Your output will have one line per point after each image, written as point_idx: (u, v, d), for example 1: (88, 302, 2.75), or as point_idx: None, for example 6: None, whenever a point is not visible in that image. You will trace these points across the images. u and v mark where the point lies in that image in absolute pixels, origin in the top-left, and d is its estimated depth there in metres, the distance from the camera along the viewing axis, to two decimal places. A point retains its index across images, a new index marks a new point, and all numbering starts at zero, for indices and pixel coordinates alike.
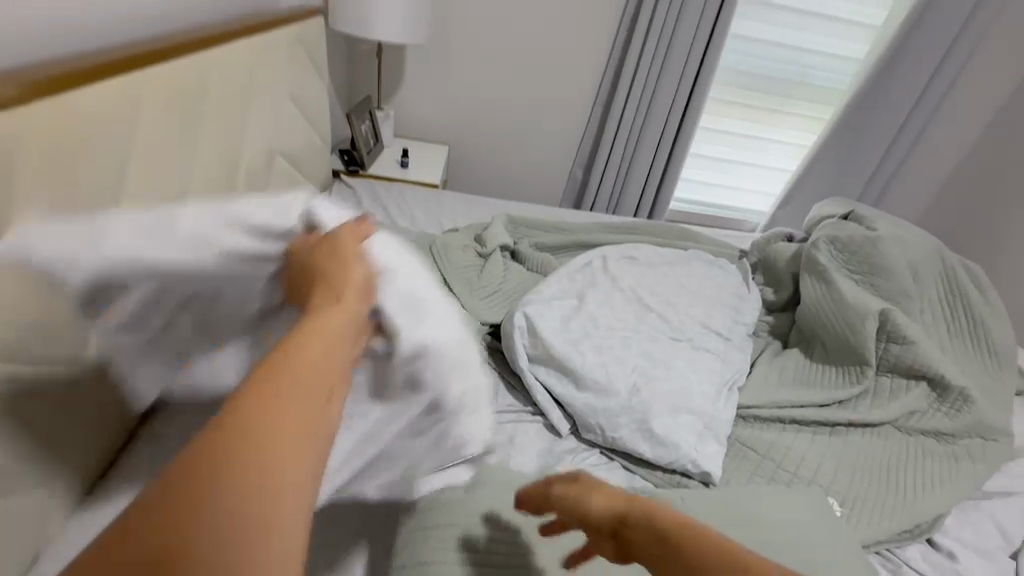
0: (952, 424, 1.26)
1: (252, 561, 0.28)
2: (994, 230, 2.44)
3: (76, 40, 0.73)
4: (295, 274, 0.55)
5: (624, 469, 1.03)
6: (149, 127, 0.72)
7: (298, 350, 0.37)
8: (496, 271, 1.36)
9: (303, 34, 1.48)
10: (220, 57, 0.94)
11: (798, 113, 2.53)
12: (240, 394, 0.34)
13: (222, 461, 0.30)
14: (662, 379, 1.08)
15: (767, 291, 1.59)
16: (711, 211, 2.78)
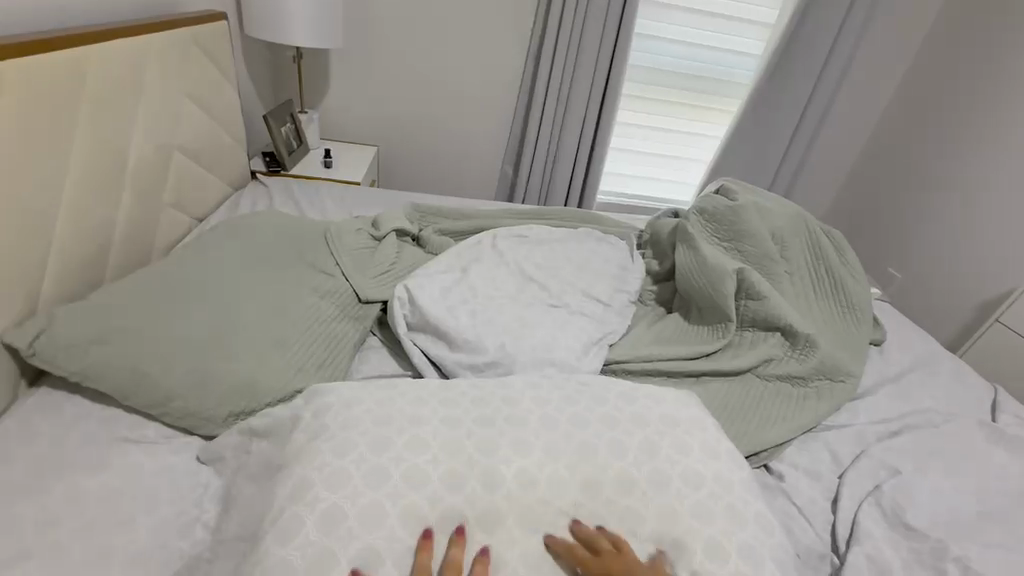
0: (802, 367, 1.37)
1: None
2: (914, 198, 2.67)
3: (21, 25, 1.11)
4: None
5: (488, 374, 1.17)
6: (50, 104, 1.02)
7: None
8: (389, 252, 1.49)
9: (208, 38, 1.63)
10: (109, 54, 1.18)
11: (714, 107, 2.70)
12: None
13: None
14: (528, 336, 1.24)
15: (653, 262, 1.73)
16: (652, 203, 2.95)
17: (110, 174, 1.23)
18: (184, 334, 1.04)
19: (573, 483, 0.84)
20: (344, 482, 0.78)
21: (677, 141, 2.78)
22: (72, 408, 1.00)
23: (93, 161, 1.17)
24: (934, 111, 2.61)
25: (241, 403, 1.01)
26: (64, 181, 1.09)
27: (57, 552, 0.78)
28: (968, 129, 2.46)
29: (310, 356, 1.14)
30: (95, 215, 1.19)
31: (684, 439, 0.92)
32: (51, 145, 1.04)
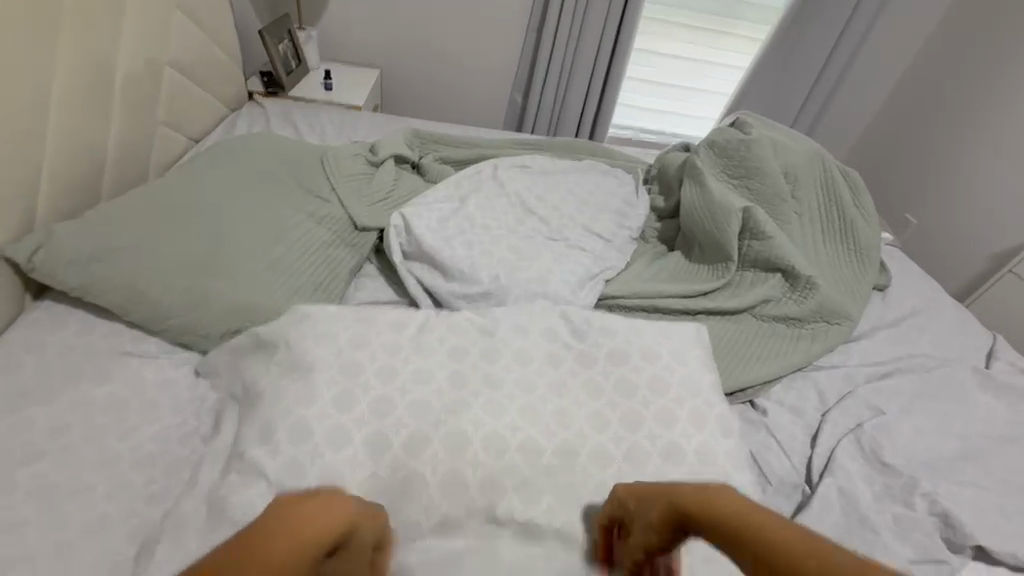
0: (799, 309, 1.36)
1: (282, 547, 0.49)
2: (943, 140, 2.51)
3: None
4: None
5: (481, 304, 1.17)
6: (27, 9, 0.96)
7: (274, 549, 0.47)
8: (386, 180, 1.46)
9: None
10: None
11: (741, 33, 2.50)
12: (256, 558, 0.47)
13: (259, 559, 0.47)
14: (523, 269, 1.23)
15: (658, 198, 1.67)
16: (666, 138, 2.83)
17: (98, 89, 1.18)
18: (178, 254, 1.05)
19: (552, 410, 0.87)
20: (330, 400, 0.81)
21: (697, 71, 2.62)
22: (76, 321, 1.03)
23: (79, 74, 1.12)
24: (965, 88, 2.44)
25: (237, 322, 1.03)
26: (49, 94, 1.05)
27: (70, 452, 0.84)
28: (1014, 86, 2.26)
29: (305, 280, 1.14)
30: (84, 131, 1.16)
31: (668, 374, 0.94)
32: (33, 55, 0.99)
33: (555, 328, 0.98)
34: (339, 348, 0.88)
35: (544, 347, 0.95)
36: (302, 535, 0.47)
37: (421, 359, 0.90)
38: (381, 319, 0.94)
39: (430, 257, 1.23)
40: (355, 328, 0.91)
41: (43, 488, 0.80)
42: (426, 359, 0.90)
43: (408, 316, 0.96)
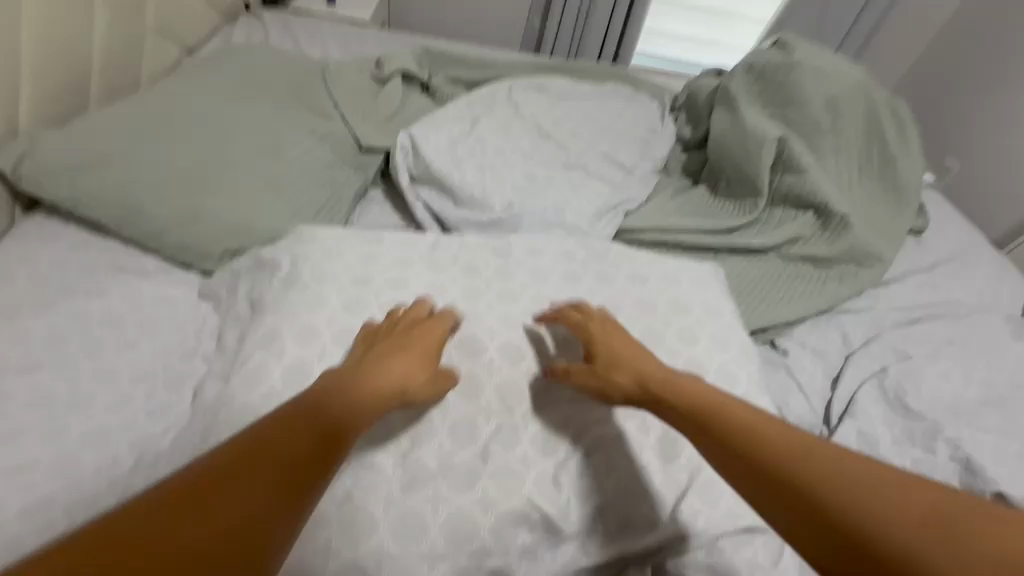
0: (829, 250, 1.28)
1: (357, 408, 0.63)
2: (1000, 75, 2.30)
3: None
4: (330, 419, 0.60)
5: (491, 231, 1.10)
6: None
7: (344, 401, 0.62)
8: (392, 98, 1.35)
9: None
10: None
11: None
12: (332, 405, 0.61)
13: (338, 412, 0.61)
14: (538, 196, 1.15)
15: (685, 127, 1.55)
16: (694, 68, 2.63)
17: None
18: (172, 168, 0.99)
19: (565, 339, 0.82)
20: (331, 321, 0.77)
21: None
22: (69, 234, 0.98)
23: None
24: None
25: (237, 243, 0.98)
26: None
27: (69, 363, 0.82)
28: None
29: (305, 202, 1.08)
30: (68, 28, 1.05)
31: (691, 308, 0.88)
32: None
33: (572, 254, 0.92)
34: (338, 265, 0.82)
35: (560, 272, 0.89)
36: (375, 389, 0.65)
37: (429, 283, 0.84)
38: (386, 239, 0.88)
39: (438, 179, 1.15)
40: (359, 247, 0.85)
41: (42, 397, 0.78)
42: (434, 284, 0.85)
43: (416, 237, 0.90)
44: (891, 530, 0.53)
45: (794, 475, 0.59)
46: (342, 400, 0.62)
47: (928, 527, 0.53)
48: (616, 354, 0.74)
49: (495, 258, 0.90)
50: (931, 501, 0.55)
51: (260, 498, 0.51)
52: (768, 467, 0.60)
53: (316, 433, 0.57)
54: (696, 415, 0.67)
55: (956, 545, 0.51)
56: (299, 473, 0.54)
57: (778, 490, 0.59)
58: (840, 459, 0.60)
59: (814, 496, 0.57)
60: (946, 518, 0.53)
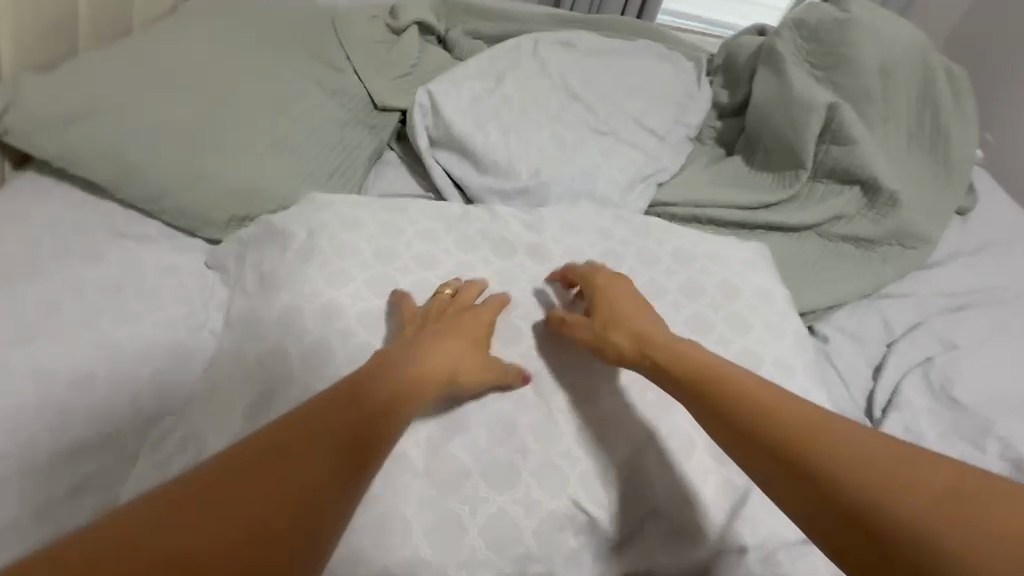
0: (873, 229, 1.20)
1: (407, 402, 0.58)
2: None
3: None
4: (366, 395, 0.55)
5: (517, 201, 1.02)
6: None
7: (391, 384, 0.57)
8: (408, 50, 1.24)
9: None
10: None
11: None
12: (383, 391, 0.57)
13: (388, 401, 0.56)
14: (567, 163, 1.06)
15: (722, 91, 1.43)
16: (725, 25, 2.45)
17: None
18: (171, 123, 0.90)
19: None
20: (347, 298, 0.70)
21: None
22: (62, 193, 0.91)
23: None
24: None
25: (245, 209, 0.91)
26: None
27: (66, 335, 0.76)
28: None
29: (317, 164, 0.99)
30: None
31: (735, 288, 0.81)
32: None
33: (608, 228, 0.84)
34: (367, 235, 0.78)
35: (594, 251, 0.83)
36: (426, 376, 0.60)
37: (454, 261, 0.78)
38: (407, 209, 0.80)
39: (460, 143, 1.06)
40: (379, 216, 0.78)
41: (41, 370, 0.73)
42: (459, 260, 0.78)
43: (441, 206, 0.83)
44: (903, 511, 0.49)
45: (797, 447, 0.56)
46: (389, 383, 0.58)
47: (942, 507, 0.49)
48: (612, 313, 0.71)
49: (526, 233, 0.83)
50: (947, 482, 0.51)
51: (304, 477, 0.48)
52: (772, 441, 0.57)
53: (356, 412, 0.53)
54: (690, 385, 0.64)
55: (972, 527, 0.47)
56: (330, 444, 0.50)
57: (781, 464, 0.56)
58: (851, 436, 0.56)
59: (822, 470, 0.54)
60: (962, 501, 0.49)
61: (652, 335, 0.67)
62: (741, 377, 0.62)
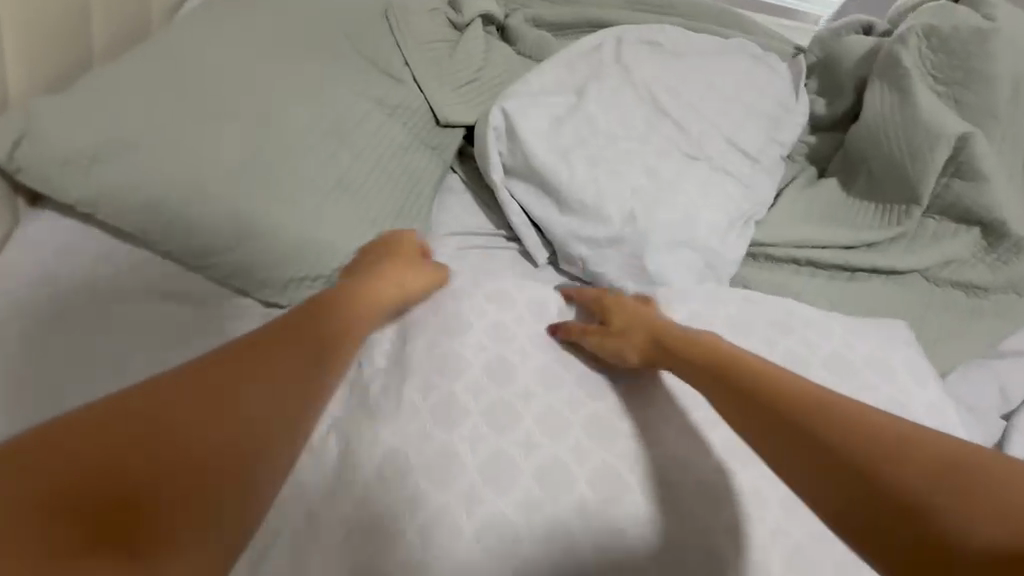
0: (991, 277, 1.07)
1: (350, 325, 0.64)
2: None
3: None
4: (318, 326, 0.62)
5: (608, 249, 0.89)
6: None
7: (339, 309, 0.64)
8: (472, 51, 1.05)
9: None
10: None
11: None
12: (325, 311, 0.63)
13: (329, 322, 0.63)
14: (666, 205, 0.92)
15: (819, 101, 1.26)
16: None
17: None
18: (212, 162, 0.76)
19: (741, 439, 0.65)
20: (464, 419, 0.64)
21: None
22: (93, 245, 0.79)
23: None
24: None
25: (300, 266, 0.77)
26: None
27: None
28: None
29: (381, 204, 0.85)
30: None
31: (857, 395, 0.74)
32: None
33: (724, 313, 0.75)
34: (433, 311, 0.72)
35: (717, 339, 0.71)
36: (374, 299, 0.67)
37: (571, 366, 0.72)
38: (515, 306, 0.75)
39: (542, 178, 0.92)
40: (490, 314, 0.72)
41: None
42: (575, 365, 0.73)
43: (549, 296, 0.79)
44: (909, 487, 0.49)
45: (811, 425, 0.55)
46: (343, 310, 0.64)
47: (946, 484, 0.48)
48: (629, 314, 0.73)
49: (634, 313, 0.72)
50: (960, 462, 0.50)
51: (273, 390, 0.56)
52: (779, 412, 0.57)
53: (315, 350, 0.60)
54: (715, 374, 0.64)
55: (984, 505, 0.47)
56: (268, 361, 0.57)
57: (793, 442, 0.55)
58: (864, 417, 0.54)
59: (837, 446, 0.53)
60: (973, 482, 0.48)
61: (663, 324, 0.70)
62: (762, 363, 0.62)
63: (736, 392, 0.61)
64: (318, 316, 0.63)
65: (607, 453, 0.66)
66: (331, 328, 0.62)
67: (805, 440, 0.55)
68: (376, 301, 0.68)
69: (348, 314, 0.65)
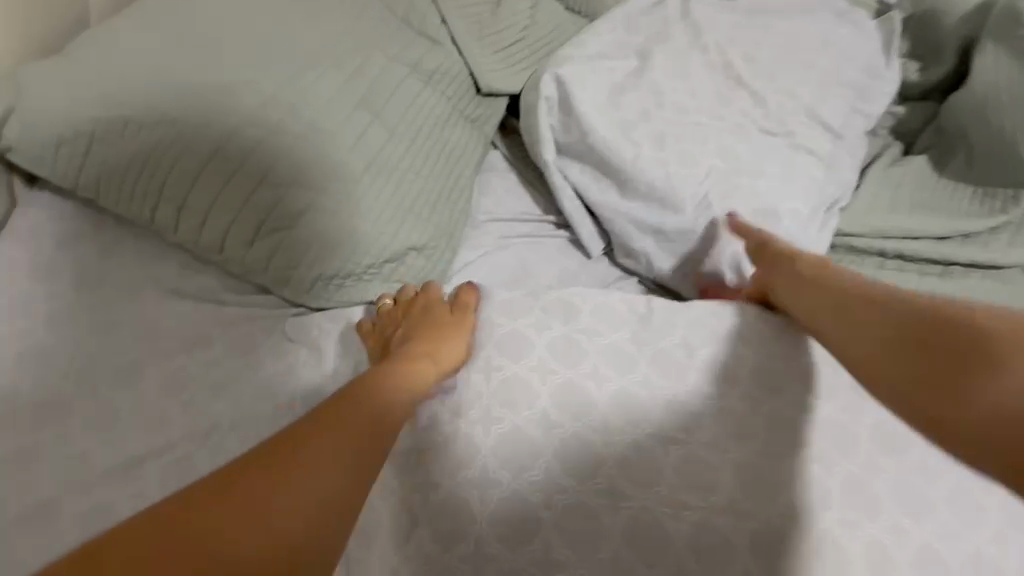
0: None
1: (389, 412, 0.50)
2: None
3: None
4: (347, 411, 0.49)
5: (673, 245, 0.79)
6: None
7: (374, 393, 0.51)
8: (517, 6, 0.91)
9: None
10: None
11: None
12: (359, 396, 0.50)
13: (367, 405, 0.49)
14: (743, 192, 0.80)
15: (911, 65, 1.10)
16: None
17: None
18: (227, 140, 0.66)
19: (867, 485, 0.53)
20: (532, 460, 0.52)
21: None
22: (94, 235, 0.70)
23: None
24: None
25: (326, 263, 0.67)
26: None
27: (124, 459, 0.58)
28: None
29: (419, 189, 0.74)
30: None
31: None
32: None
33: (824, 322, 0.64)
34: (479, 317, 0.61)
35: (820, 355, 0.59)
36: (411, 377, 0.53)
37: (663, 395, 0.56)
38: (580, 319, 0.60)
39: (602, 157, 0.80)
40: (549, 328, 0.59)
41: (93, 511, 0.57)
42: (668, 395, 0.56)
43: (622, 302, 0.62)
44: (923, 379, 0.46)
45: (848, 299, 0.55)
46: (380, 392, 0.51)
47: (953, 328, 0.46)
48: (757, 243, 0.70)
49: (721, 320, 0.61)
50: (967, 329, 0.45)
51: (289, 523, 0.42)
52: (822, 291, 0.58)
53: (346, 455, 0.46)
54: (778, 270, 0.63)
55: (997, 369, 0.42)
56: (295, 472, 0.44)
57: (833, 313, 0.55)
58: (879, 303, 0.52)
59: (867, 314, 0.52)
60: (985, 346, 0.43)
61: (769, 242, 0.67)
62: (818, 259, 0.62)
63: (796, 282, 0.60)
64: (348, 401, 0.49)
65: (712, 513, 0.50)
66: (365, 416, 0.48)
67: (840, 311, 0.55)
68: (417, 375, 0.54)
69: (386, 396, 0.51)
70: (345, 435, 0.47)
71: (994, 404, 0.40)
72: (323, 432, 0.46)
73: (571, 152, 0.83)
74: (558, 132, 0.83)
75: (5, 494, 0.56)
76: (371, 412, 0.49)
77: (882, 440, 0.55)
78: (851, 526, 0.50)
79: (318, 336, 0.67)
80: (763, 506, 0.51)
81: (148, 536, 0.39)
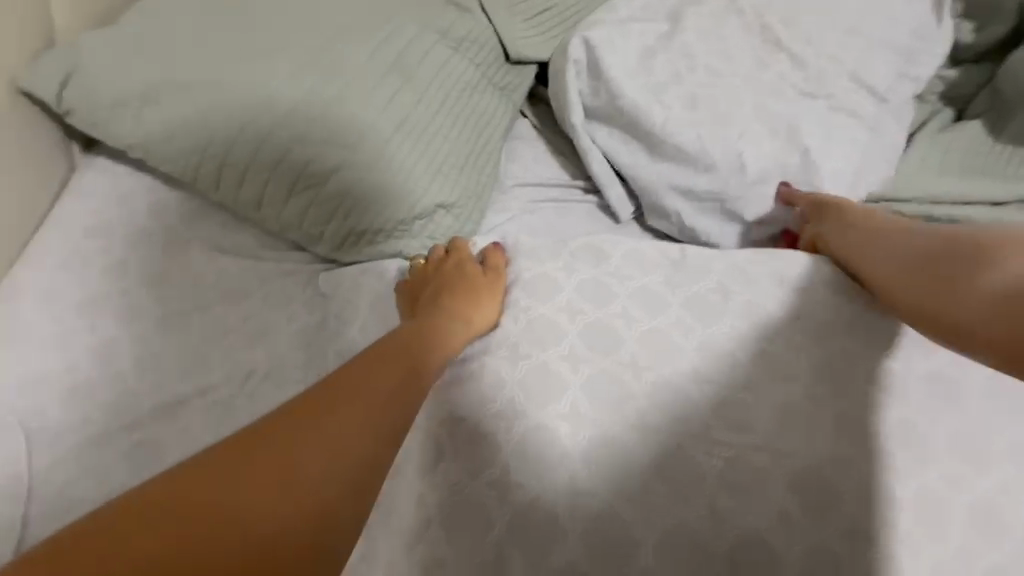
0: None
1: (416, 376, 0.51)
2: None
3: None
4: (386, 352, 0.52)
5: (703, 203, 0.77)
6: None
7: (404, 350, 0.52)
8: None
9: None
10: None
11: None
12: (389, 355, 0.52)
13: (398, 365, 0.51)
14: (778, 153, 0.78)
15: (966, 26, 1.03)
16: None
17: None
18: (265, 104, 0.69)
19: (905, 434, 0.51)
20: (558, 400, 0.51)
21: None
22: (141, 196, 0.73)
23: None
24: None
25: (357, 221, 0.69)
26: None
27: (169, 399, 0.62)
28: None
29: (449, 152, 0.75)
30: None
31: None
32: None
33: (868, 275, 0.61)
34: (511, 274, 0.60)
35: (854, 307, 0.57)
36: (441, 336, 0.54)
37: (692, 342, 0.55)
38: (611, 264, 0.59)
39: (631, 120, 0.79)
40: (578, 272, 0.58)
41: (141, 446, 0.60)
42: (696, 342, 0.55)
43: (653, 250, 0.61)
44: (920, 295, 0.53)
45: (871, 236, 0.60)
46: (413, 348, 0.53)
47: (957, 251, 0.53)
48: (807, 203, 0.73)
49: (754, 270, 0.60)
50: (966, 244, 0.53)
51: (319, 485, 0.44)
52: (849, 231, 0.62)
53: (371, 413, 0.48)
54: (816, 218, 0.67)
55: (994, 264, 0.50)
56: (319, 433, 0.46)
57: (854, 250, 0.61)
58: (899, 240, 0.58)
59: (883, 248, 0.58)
60: (980, 252, 0.51)
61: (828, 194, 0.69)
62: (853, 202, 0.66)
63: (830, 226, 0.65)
64: (382, 355, 0.52)
65: (737, 456, 0.49)
66: (395, 374, 0.50)
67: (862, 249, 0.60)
68: (446, 338, 0.54)
69: (415, 357, 0.52)
70: (374, 384, 0.49)
71: (980, 300, 0.49)
72: (354, 385, 0.49)
73: (599, 117, 0.82)
74: (586, 97, 0.83)
75: (63, 428, 0.60)
76: (400, 372, 0.51)
77: (923, 390, 0.53)
78: (883, 470, 0.49)
79: (349, 289, 0.69)
80: (795, 450, 0.50)
81: (182, 493, 0.42)
